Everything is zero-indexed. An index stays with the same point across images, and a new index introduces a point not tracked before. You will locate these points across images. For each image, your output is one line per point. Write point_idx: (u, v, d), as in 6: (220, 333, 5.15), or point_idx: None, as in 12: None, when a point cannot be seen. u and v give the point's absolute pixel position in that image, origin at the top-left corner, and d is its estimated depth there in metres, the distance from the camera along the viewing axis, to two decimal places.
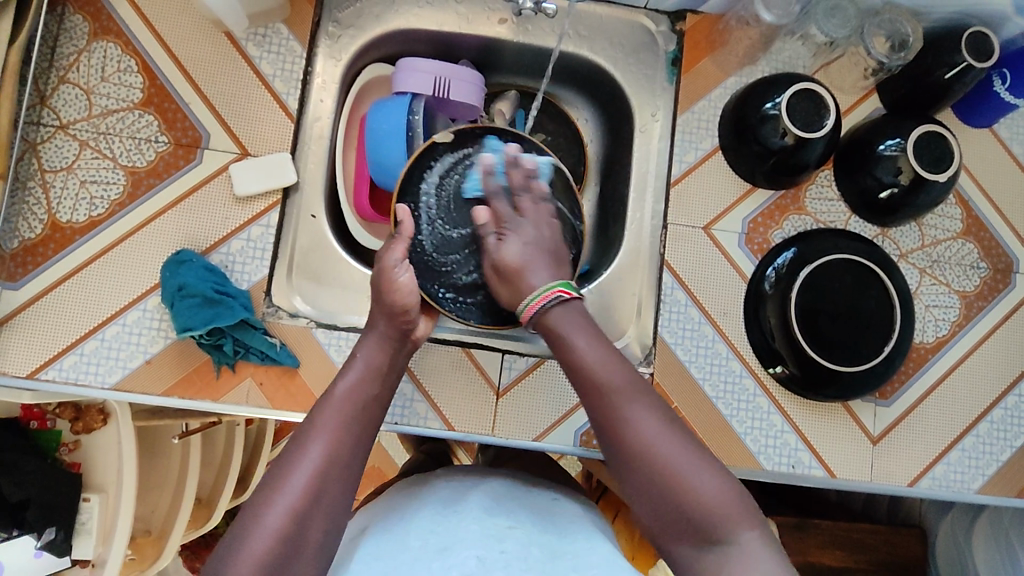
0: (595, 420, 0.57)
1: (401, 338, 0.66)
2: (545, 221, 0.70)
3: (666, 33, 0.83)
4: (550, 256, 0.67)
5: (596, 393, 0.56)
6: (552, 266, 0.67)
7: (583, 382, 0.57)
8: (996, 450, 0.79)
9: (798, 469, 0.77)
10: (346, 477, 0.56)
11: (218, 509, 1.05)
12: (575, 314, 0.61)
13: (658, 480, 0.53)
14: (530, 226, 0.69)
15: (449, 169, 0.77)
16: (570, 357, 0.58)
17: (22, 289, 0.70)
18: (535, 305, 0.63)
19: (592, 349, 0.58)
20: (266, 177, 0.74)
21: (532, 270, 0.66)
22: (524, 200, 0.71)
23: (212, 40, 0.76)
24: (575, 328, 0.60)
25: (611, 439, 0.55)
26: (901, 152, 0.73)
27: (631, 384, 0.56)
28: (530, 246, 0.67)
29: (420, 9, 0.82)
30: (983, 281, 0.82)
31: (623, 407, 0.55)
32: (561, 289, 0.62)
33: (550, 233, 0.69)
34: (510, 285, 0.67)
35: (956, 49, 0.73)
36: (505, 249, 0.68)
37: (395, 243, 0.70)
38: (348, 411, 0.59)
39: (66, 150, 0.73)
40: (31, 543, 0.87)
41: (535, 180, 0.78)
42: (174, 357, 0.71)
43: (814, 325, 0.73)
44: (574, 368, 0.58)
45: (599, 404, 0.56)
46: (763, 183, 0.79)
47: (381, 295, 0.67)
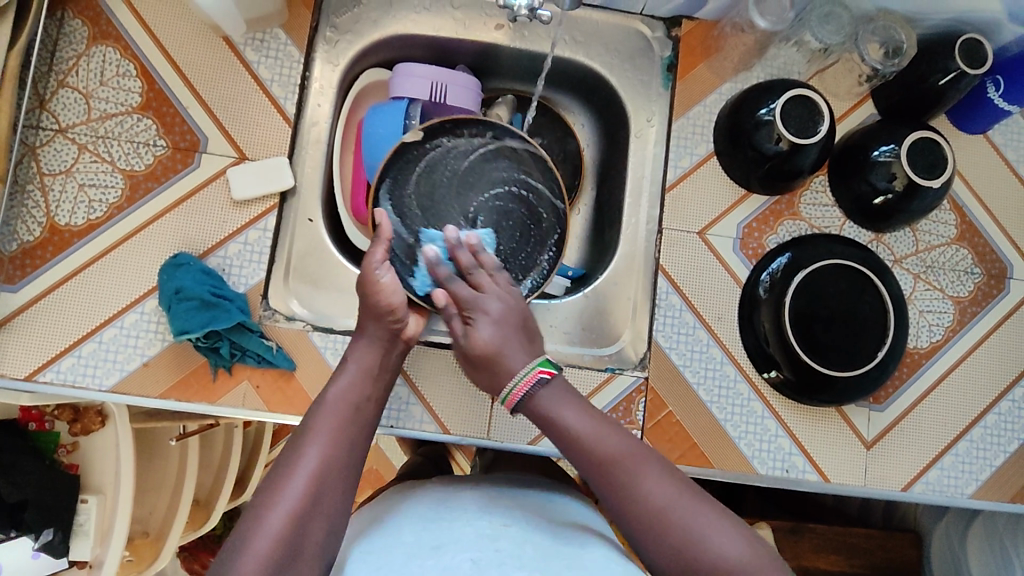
0: (603, 494, 0.57)
1: (391, 341, 0.67)
2: (505, 294, 0.70)
3: (662, 39, 0.84)
4: (512, 333, 0.66)
5: (600, 469, 0.57)
6: (523, 340, 0.66)
7: (581, 458, 0.59)
8: (990, 455, 0.80)
9: (791, 473, 0.78)
10: (343, 479, 0.56)
11: (216, 511, 1.05)
12: (562, 392, 0.62)
13: (675, 544, 0.54)
14: (491, 300, 0.68)
15: (424, 165, 0.78)
16: (565, 435, 0.60)
17: (21, 291, 0.71)
18: (518, 390, 0.62)
19: (588, 423, 0.60)
20: (263, 181, 0.75)
21: (506, 355, 0.64)
22: (480, 276, 0.70)
23: (210, 45, 0.76)
24: (569, 403, 0.61)
25: (621, 509, 0.56)
26: (895, 158, 0.73)
27: (629, 451, 0.58)
28: (494, 323, 0.66)
29: (418, 14, 0.82)
30: (977, 286, 0.82)
31: (624, 473, 0.56)
32: (540, 371, 0.62)
33: (510, 303, 0.68)
34: (487, 371, 0.65)
35: (949, 56, 0.74)
36: (474, 333, 0.66)
37: (375, 247, 0.69)
38: (343, 415, 0.60)
39: (65, 154, 0.73)
40: (29, 544, 0.87)
41: (512, 168, 0.80)
42: (171, 359, 0.72)
43: (808, 329, 0.74)
44: (573, 446, 0.59)
45: (604, 478, 0.57)
46: (758, 189, 0.80)
47: (367, 297, 0.66)
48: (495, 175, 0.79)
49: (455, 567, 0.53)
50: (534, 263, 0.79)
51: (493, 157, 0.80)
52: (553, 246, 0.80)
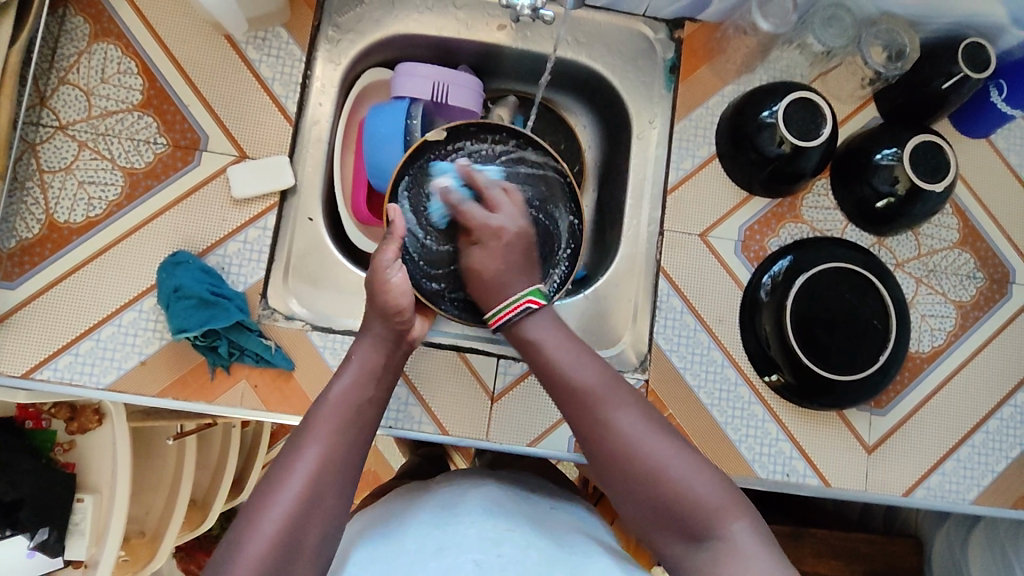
0: (575, 423, 0.58)
1: (396, 340, 0.66)
2: (517, 218, 0.69)
3: (665, 41, 0.84)
4: (516, 258, 0.67)
5: (574, 397, 0.58)
6: (526, 268, 0.67)
7: (556, 384, 0.60)
8: (992, 461, 0.79)
9: (792, 477, 0.77)
10: (342, 480, 0.56)
11: (213, 511, 1.05)
12: (547, 321, 0.63)
13: (642, 478, 0.54)
14: (504, 222, 0.68)
15: (444, 166, 0.79)
16: (544, 361, 0.61)
17: (19, 288, 0.70)
18: (506, 315, 0.64)
19: (566, 352, 0.60)
20: (264, 180, 0.75)
21: (507, 287, 0.66)
22: (495, 199, 0.70)
23: (211, 43, 0.76)
24: (552, 333, 0.62)
25: (591, 438, 0.57)
26: (897, 161, 0.73)
27: (607, 384, 0.58)
28: (499, 246, 0.67)
29: (420, 14, 0.82)
30: (979, 291, 0.82)
31: (598, 404, 0.57)
32: (529, 300, 0.63)
33: (520, 226, 0.68)
34: (483, 291, 0.68)
35: (953, 60, 0.74)
36: (476, 258, 0.68)
37: (387, 244, 0.68)
38: (346, 415, 0.59)
39: (65, 151, 0.73)
40: (23, 543, 0.88)
41: (529, 178, 0.80)
42: (169, 358, 0.71)
43: (810, 333, 0.73)
44: (550, 373, 0.60)
45: (577, 405, 0.58)
46: (760, 192, 0.80)
47: (375, 296, 0.66)
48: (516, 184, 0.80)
49: (457, 568, 0.52)
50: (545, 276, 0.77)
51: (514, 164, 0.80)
52: (565, 260, 0.79)
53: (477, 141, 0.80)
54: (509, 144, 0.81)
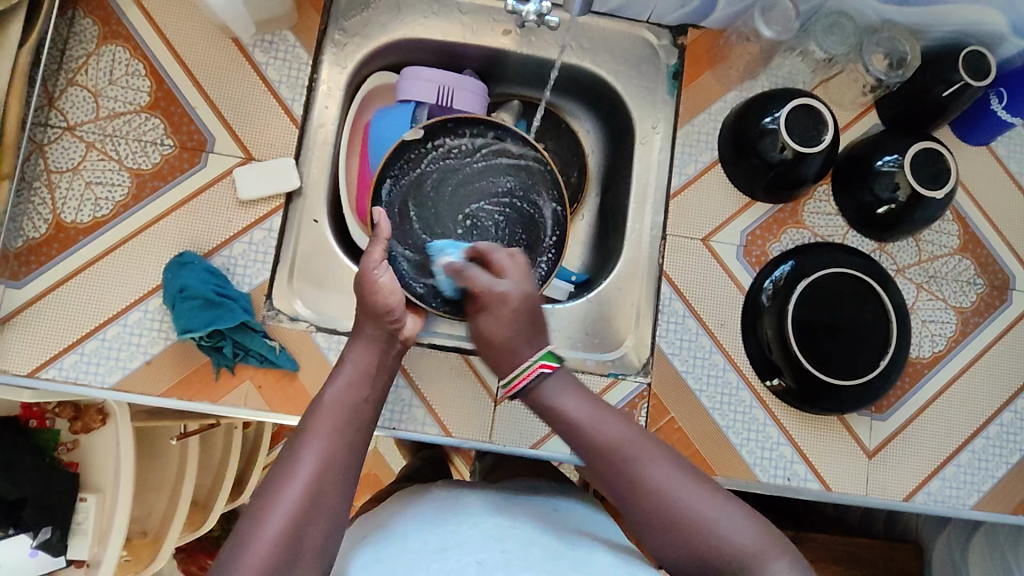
0: (607, 483, 0.58)
1: (389, 341, 0.68)
2: (523, 284, 0.68)
3: (668, 47, 0.84)
4: (524, 323, 0.66)
5: (601, 457, 0.59)
6: (535, 332, 0.67)
7: (583, 447, 0.60)
8: (992, 467, 0.79)
9: (793, 481, 0.77)
10: (343, 480, 0.56)
11: (214, 513, 1.05)
12: (565, 382, 0.64)
13: (683, 528, 0.54)
14: (509, 288, 0.67)
15: (426, 163, 0.83)
16: (567, 422, 0.61)
17: (25, 287, 0.71)
18: (520, 382, 0.64)
19: (588, 411, 0.61)
20: (270, 182, 0.75)
21: (516, 352, 0.66)
22: (500, 263, 0.70)
23: (219, 46, 0.77)
24: (571, 392, 0.63)
25: (625, 495, 0.57)
26: (898, 168, 0.74)
27: (632, 441, 0.58)
28: (506, 313, 0.66)
29: (426, 19, 0.83)
30: (980, 297, 0.82)
31: (628, 461, 0.57)
32: (544, 363, 0.63)
33: (526, 292, 0.68)
34: (496, 357, 0.67)
35: (954, 68, 0.74)
36: (485, 326, 0.67)
37: (373, 247, 0.69)
38: (341, 417, 0.60)
39: (72, 152, 0.74)
40: (27, 542, 0.88)
41: (509, 169, 0.85)
42: (174, 358, 0.72)
43: (811, 337, 0.74)
44: (575, 434, 0.61)
45: (606, 464, 0.58)
46: (762, 197, 0.80)
47: (365, 298, 0.67)
48: (498, 177, 0.84)
49: (462, 570, 0.53)
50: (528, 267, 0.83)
51: (494, 156, 0.84)
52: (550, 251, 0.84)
53: (457, 136, 0.83)
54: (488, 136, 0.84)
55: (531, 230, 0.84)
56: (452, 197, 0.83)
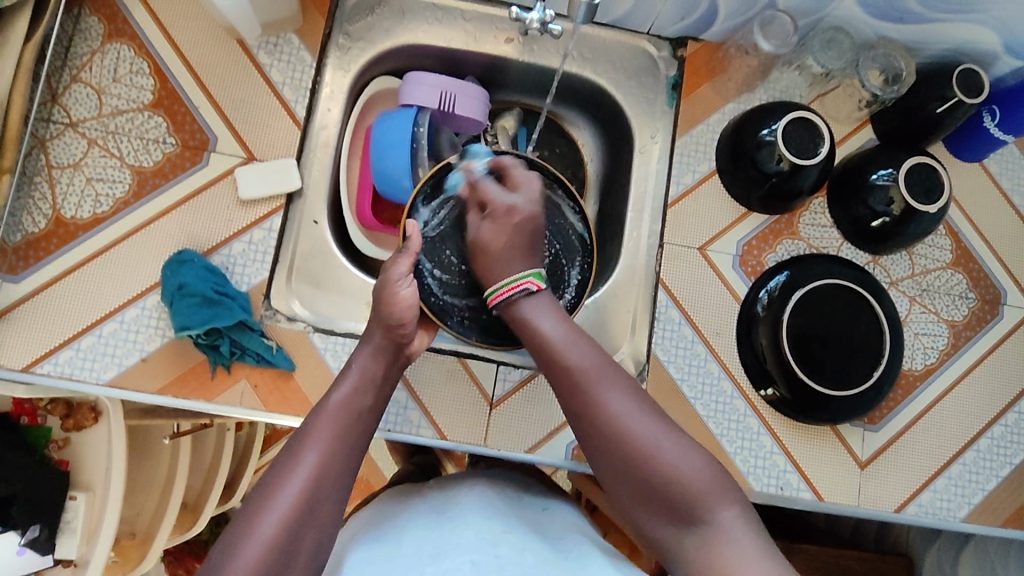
0: (569, 405, 0.60)
1: (396, 352, 0.67)
2: (534, 203, 0.72)
3: (668, 59, 0.85)
4: (523, 237, 0.69)
5: (568, 378, 0.60)
6: (529, 253, 0.69)
7: (552, 364, 0.61)
8: (982, 479, 0.80)
9: (786, 491, 0.78)
10: (339, 485, 0.57)
11: (204, 515, 1.04)
12: (545, 304, 0.65)
13: (633, 458, 0.55)
14: (518, 202, 0.71)
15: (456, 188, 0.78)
16: (538, 339, 0.63)
17: (23, 282, 0.71)
18: (504, 292, 0.66)
19: (563, 334, 0.62)
20: (271, 182, 0.76)
21: (511, 258, 0.68)
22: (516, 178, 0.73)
23: (224, 47, 0.77)
24: (549, 314, 0.64)
25: (583, 419, 0.58)
26: (893, 182, 0.75)
27: (600, 365, 0.60)
28: (508, 224, 0.70)
29: (429, 26, 0.84)
30: (972, 311, 0.83)
31: (591, 384, 0.58)
32: (530, 281, 0.65)
33: (533, 211, 0.71)
34: (487, 266, 0.70)
35: (947, 84, 0.76)
36: (485, 231, 0.70)
37: (401, 257, 0.69)
38: (344, 421, 0.60)
39: (74, 148, 0.74)
40: (13, 539, 0.87)
41: (539, 203, 0.80)
42: (171, 356, 0.72)
43: (804, 348, 0.75)
44: (545, 352, 0.62)
45: (570, 385, 0.59)
46: (758, 208, 0.81)
47: (382, 308, 0.67)
48: None
49: (454, 570, 0.52)
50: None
51: None
52: (571, 289, 0.78)
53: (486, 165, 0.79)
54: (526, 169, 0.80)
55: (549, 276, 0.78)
56: None
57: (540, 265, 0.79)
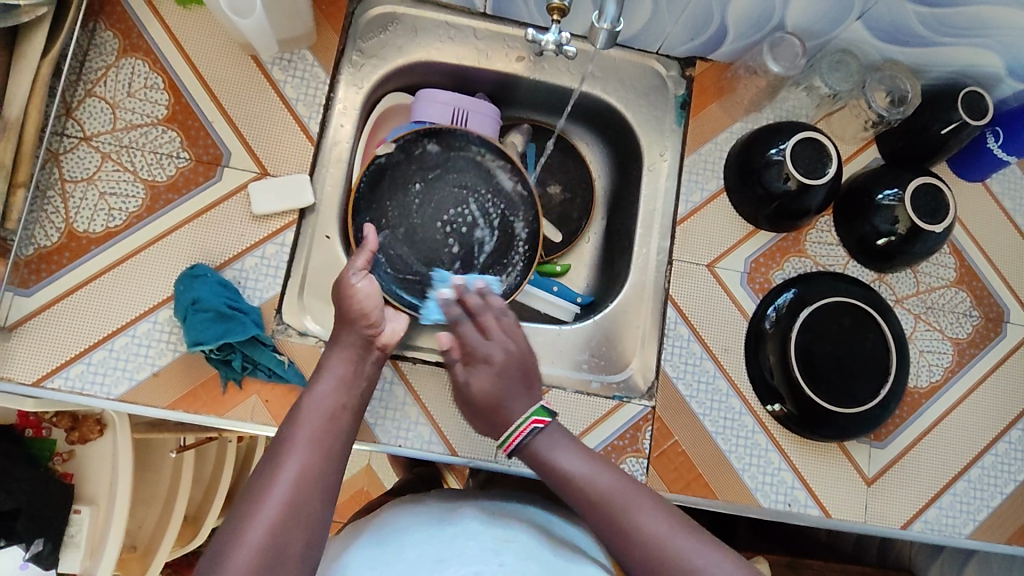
0: (602, 535, 0.60)
1: (366, 348, 0.67)
2: (510, 340, 0.70)
3: (676, 78, 0.87)
4: (513, 381, 0.68)
5: (595, 508, 0.60)
6: (524, 388, 0.69)
7: (576, 497, 0.61)
8: (987, 496, 0.81)
9: (794, 507, 0.78)
10: (322, 488, 0.56)
11: (205, 529, 1.04)
12: (557, 437, 0.65)
13: None
14: (496, 348, 0.69)
15: (405, 179, 0.85)
16: (559, 476, 0.63)
17: (34, 295, 0.71)
18: (514, 439, 0.65)
19: (581, 464, 0.63)
20: (284, 197, 0.76)
21: (505, 404, 0.67)
22: (486, 320, 0.71)
23: (239, 64, 0.78)
24: (566, 446, 0.64)
25: (620, 549, 0.58)
26: (899, 203, 0.76)
27: (623, 489, 0.60)
28: (497, 373, 0.68)
29: (441, 43, 0.85)
30: (975, 328, 0.84)
31: (620, 511, 0.59)
32: (536, 419, 0.65)
33: (514, 354, 0.69)
34: (485, 415, 0.68)
35: (951, 107, 0.77)
36: (478, 383, 0.68)
37: (356, 257, 0.70)
38: (319, 425, 0.60)
39: (88, 162, 0.74)
40: (17, 555, 0.85)
41: (476, 172, 0.86)
42: (181, 371, 0.72)
43: (812, 366, 0.75)
44: (567, 488, 0.62)
45: (599, 516, 0.60)
46: (766, 226, 0.82)
47: (345, 307, 0.67)
48: (466, 185, 0.86)
49: None
50: (511, 259, 0.85)
51: (458, 162, 0.86)
52: (523, 241, 0.86)
53: (418, 147, 0.85)
54: (450, 142, 0.85)
55: (504, 236, 0.86)
56: (434, 206, 0.85)
57: (491, 227, 0.86)
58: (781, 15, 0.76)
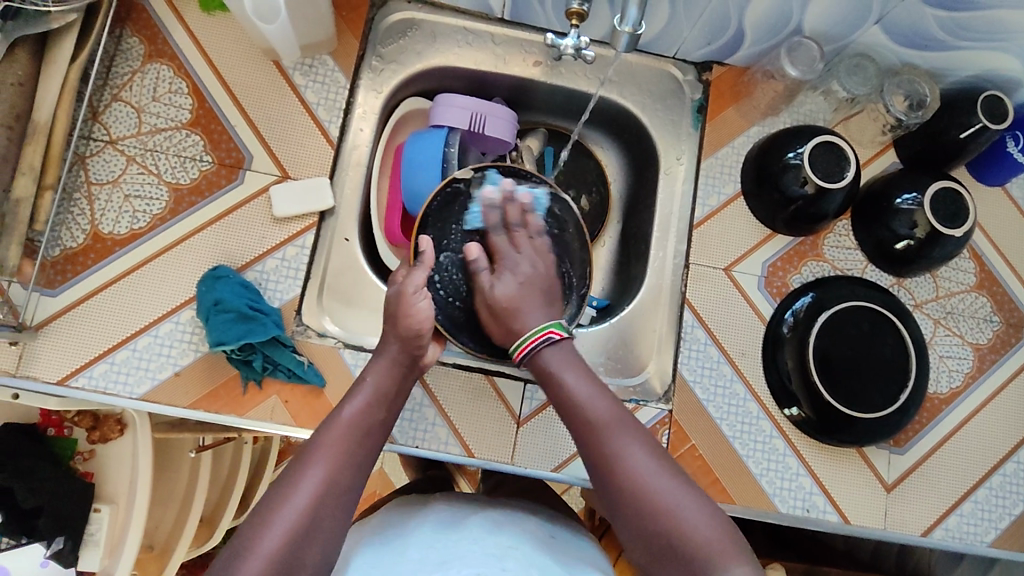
0: (586, 456, 0.58)
1: (410, 365, 0.66)
2: (538, 257, 0.72)
3: (693, 82, 0.87)
4: (541, 291, 0.70)
5: (585, 429, 0.58)
6: (544, 302, 0.69)
7: (572, 418, 0.60)
8: (1009, 504, 0.80)
9: (811, 513, 0.78)
10: (345, 499, 0.55)
11: (220, 529, 1.04)
12: (568, 354, 0.63)
13: (646, 512, 0.54)
14: (524, 262, 0.71)
15: (475, 204, 0.77)
16: (559, 393, 0.61)
17: (60, 295, 0.72)
18: (527, 345, 0.65)
19: (585, 386, 0.60)
20: (305, 201, 0.77)
21: (524, 311, 0.67)
22: (520, 234, 0.73)
23: (262, 69, 0.79)
24: (573, 367, 0.62)
25: (600, 472, 0.57)
26: (918, 207, 0.75)
27: (619, 420, 0.58)
28: (524, 282, 0.69)
29: (460, 49, 0.86)
30: (996, 334, 0.83)
31: (609, 439, 0.57)
32: (552, 331, 0.64)
33: (540, 270, 0.71)
34: (502, 324, 0.68)
35: (971, 111, 0.77)
36: (503, 291, 0.69)
37: (417, 270, 0.69)
38: (352, 436, 0.58)
39: (113, 164, 0.75)
40: (39, 551, 0.88)
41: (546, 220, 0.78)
42: (203, 371, 0.73)
43: (831, 371, 0.75)
44: (565, 406, 0.60)
45: (588, 439, 0.58)
46: (783, 230, 0.82)
47: (399, 319, 0.66)
48: None
49: None
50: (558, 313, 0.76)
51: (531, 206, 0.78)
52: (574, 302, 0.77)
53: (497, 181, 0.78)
54: (523, 186, 0.78)
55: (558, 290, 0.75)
56: None
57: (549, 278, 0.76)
58: (799, 19, 0.77)
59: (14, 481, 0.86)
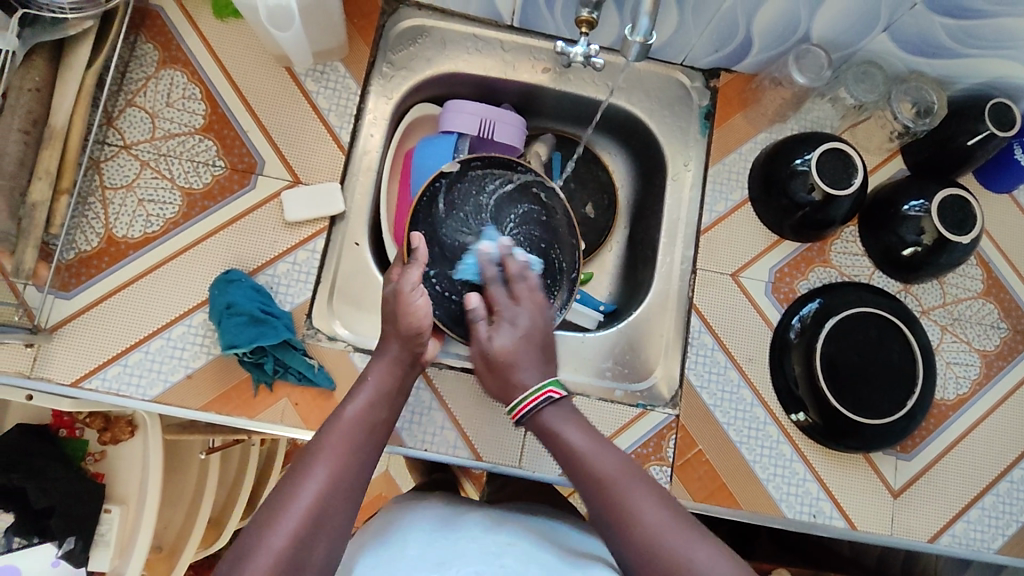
0: (597, 516, 0.57)
1: (411, 363, 0.67)
2: (538, 313, 0.68)
3: (701, 89, 0.88)
4: (537, 345, 0.66)
5: (594, 488, 0.57)
6: (542, 359, 0.66)
7: (580, 476, 0.59)
8: (1017, 510, 0.80)
9: (818, 518, 0.78)
10: (350, 498, 0.55)
11: (228, 530, 1.05)
12: (568, 411, 0.63)
13: (666, 571, 0.52)
14: (523, 314, 0.67)
15: (457, 198, 0.78)
16: (564, 452, 0.60)
17: (74, 298, 0.73)
18: (526, 404, 0.62)
19: (588, 441, 0.60)
20: (317, 205, 0.78)
21: (521, 367, 0.64)
22: (521, 288, 0.69)
23: (274, 75, 0.80)
24: (575, 424, 0.61)
25: (615, 534, 0.55)
26: (925, 213, 0.76)
27: (628, 476, 0.57)
28: (522, 335, 0.66)
29: (469, 55, 0.87)
30: (1003, 341, 0.84)
31: (619, 496, 0.56)
32: (550, 389, 0.63)
33: (541, 326, 0.67)
34: (499, 380, 0.65)
35: (979, 118, 0.77)
36: (501, 342, 0.65)
37: (412, 268, 0.70)
38: (355, 435, 0.59)
39: (127, 169, 0.76)
40: (51, 551, 0.87)
41: (529, 206, 0.80)
42: (215, 373, 0.74)
43: (838, 377, 0.75)
44: (572, 465, 0.59)
45: (598, 498, 0.57)
46: (790, 236, 0.82)
47: (399, 317, 0.67)
48: (517, 213, 0.79)
49: None
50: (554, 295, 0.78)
51: (512, 193, 0.79)
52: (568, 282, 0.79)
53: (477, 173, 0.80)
54: (512, 175, 0.81)
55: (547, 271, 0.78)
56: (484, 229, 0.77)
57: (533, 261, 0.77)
58: (807, 27, 0.77)
59: (26, 480, 0.87)
